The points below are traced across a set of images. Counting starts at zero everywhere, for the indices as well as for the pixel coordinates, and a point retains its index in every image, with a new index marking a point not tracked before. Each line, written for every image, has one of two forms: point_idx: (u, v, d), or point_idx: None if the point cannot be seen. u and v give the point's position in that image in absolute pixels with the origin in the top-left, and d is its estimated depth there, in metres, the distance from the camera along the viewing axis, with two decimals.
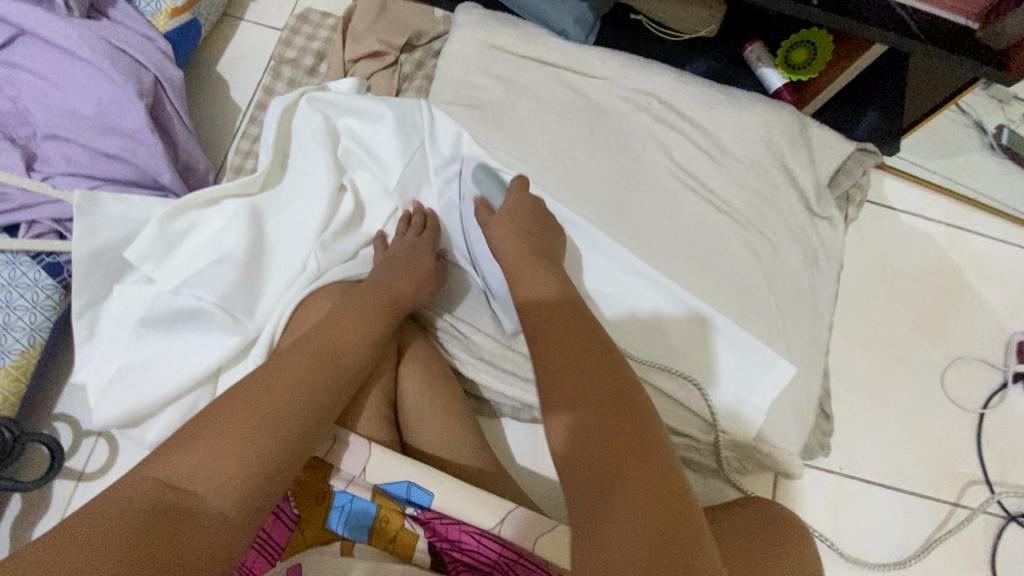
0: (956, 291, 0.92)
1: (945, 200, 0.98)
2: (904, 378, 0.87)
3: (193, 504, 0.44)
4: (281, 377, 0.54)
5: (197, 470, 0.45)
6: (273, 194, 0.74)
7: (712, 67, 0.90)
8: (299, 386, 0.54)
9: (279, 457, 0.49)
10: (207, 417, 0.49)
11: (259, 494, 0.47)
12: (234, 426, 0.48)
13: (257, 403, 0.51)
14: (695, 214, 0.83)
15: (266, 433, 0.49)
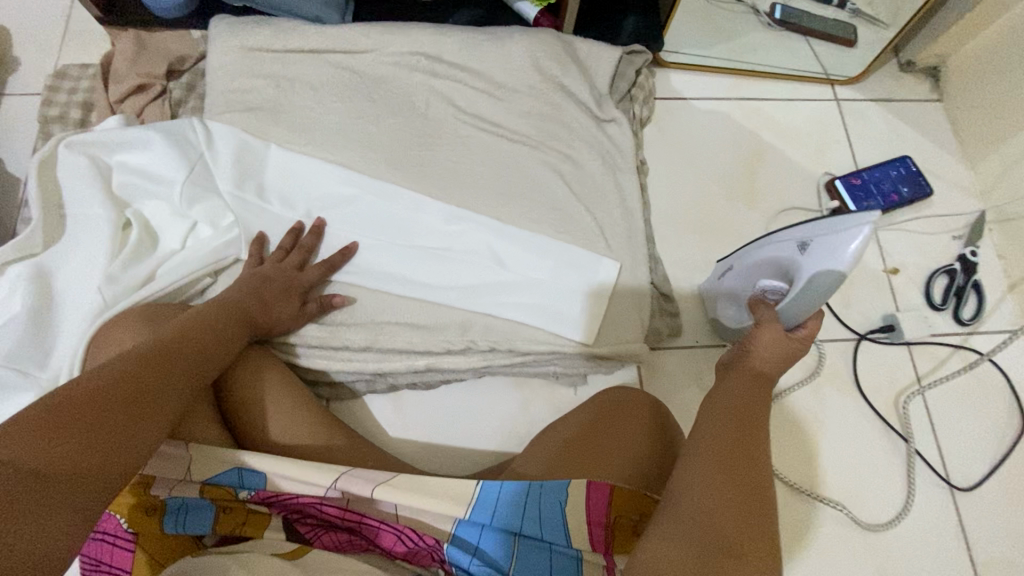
0: (761, 154, 0.99)
1: (731, 79, 1.05)
2: (735, 242, 0.92)
3: (59, 481, 0.43)
4: (145, 374, 0.52)
5: (60, 452, 0.44)
6: (56, 247, 0.72)
7: (474, 15, 0.93)
8: (160, 370, 0.54)
9: (147, 438, 0.50)
10: (66, 399, 0.46)
11: (116, 484, 0.47)
12: (96, 409, 0.47)
13: (116, 387, 0.49)
14: (494, 151, 0.85)
15: (129, 425, 0.49)
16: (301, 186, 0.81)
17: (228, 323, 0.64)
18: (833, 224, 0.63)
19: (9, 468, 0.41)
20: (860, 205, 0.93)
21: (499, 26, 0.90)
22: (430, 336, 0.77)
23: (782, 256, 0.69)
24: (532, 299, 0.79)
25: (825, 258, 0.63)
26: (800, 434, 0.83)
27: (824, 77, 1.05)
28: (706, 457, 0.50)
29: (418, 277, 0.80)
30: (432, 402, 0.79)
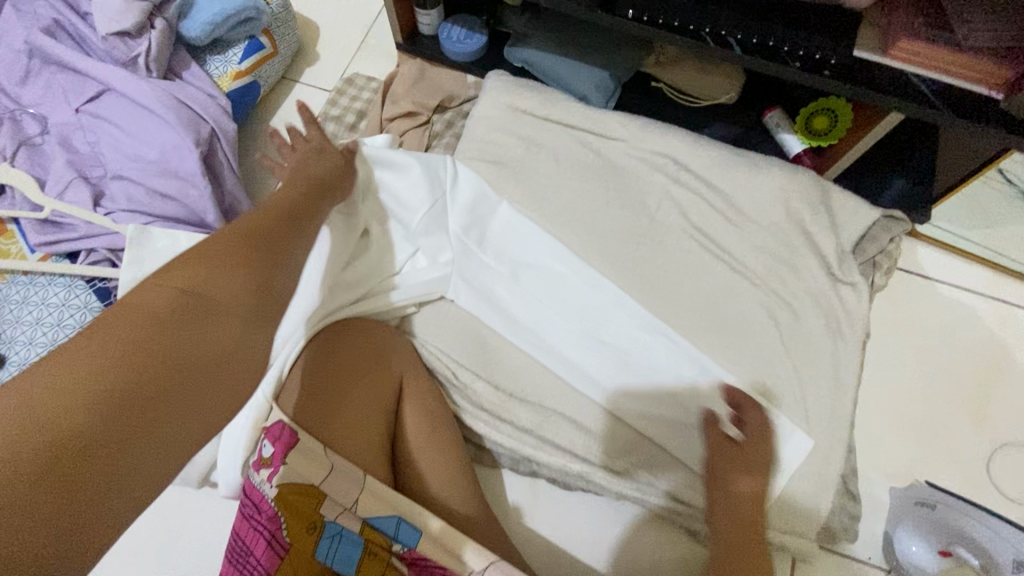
0: (1003, 370, 0.85)
1: (991, 271, 0.92)
2: (945, 459, 0.80)
3: (210, 305, 0.45)
4: (228, 232, 0.50)
5: (209, 280, 0.46)
6: None
7: (731, 131, 0.91)
8: (278, 216, 0.56)
9: (280, 253, 0.52)
10: (192, 252, 0.47)
11: (254, 316, 0.47)
12: (237, 252, 0.49)
13: (245, 232, 0.52)
14: (711, 274, 0.82)
15: (238, 267, 0.48)
16: (516, 249, 0.83)
17: (294, 191, 0.61)
18: None
19: (168, 295, 0.43)
20: None
21: (756, 152, 0.88)
22: (592, 442, 0.75)
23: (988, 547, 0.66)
24: (707, 444, 0.74)
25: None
26: None
27: None
28: None
29: (598, 375, 0.77)
30: (565, 504, 0.77)
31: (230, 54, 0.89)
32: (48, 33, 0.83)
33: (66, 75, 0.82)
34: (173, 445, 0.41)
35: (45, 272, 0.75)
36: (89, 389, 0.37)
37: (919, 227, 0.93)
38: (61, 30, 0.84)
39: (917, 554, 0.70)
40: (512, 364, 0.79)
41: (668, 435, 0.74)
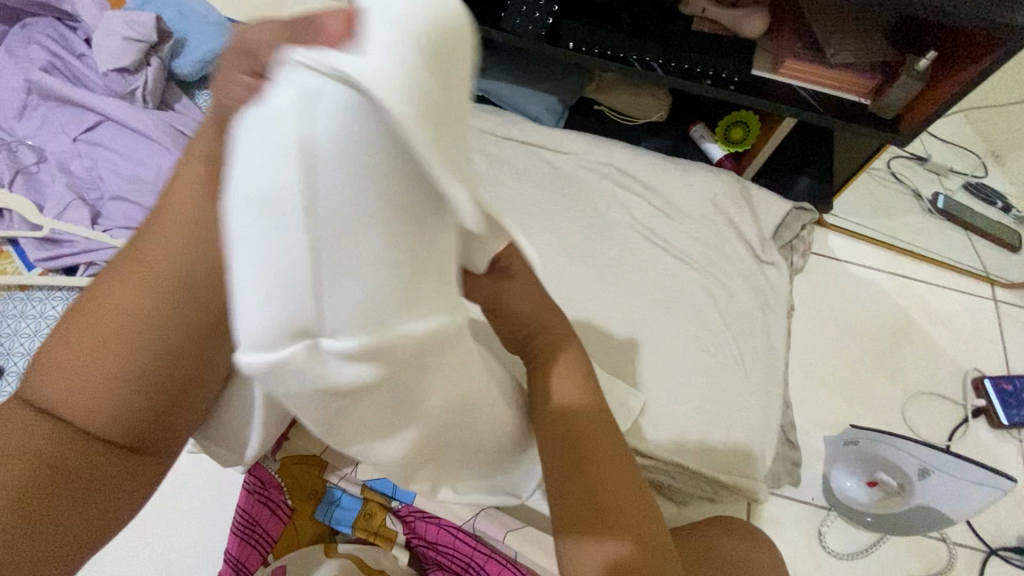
0: (908, 332, 1.00)
1: (890, 252, 1.09)
2: (868, 409, 0.92)
3: (88, 432, 0.41)
4: (118, 320, 0.40)
5: (75, 405, 0.40)
6: None
7: (665, 144, 1.06)
8: (175, 288, 0.39)
9: (171, 345, 0.41)
10: (61, 350, 0.40)
11: (155, 420, 0.43)
12: (98, 360, 0.39)
13: (110, 323, 0.40)
14: (656, 262, 0.94)
15: (126, 380, 0.40)
16: None
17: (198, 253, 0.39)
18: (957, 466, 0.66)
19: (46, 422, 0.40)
20: (1007, 411, 0.92)
21: (686, 159, 1.02)
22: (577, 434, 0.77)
23: (904, 469, 0.72)
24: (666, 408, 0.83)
25: (942, 488, 0.68)
26: None
27: (984, 276, 1.07)
28: None
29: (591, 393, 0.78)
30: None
31: None
32: (46, 72, 0.90)
33: (64, 109, 0.89)
34: (102, 513, 0.43)
35: (43, 287, 0.80)
36: None
37: (827, 218, 1.10)
38: (57, 70, 0.91)
39: (851, 489, 0.81)
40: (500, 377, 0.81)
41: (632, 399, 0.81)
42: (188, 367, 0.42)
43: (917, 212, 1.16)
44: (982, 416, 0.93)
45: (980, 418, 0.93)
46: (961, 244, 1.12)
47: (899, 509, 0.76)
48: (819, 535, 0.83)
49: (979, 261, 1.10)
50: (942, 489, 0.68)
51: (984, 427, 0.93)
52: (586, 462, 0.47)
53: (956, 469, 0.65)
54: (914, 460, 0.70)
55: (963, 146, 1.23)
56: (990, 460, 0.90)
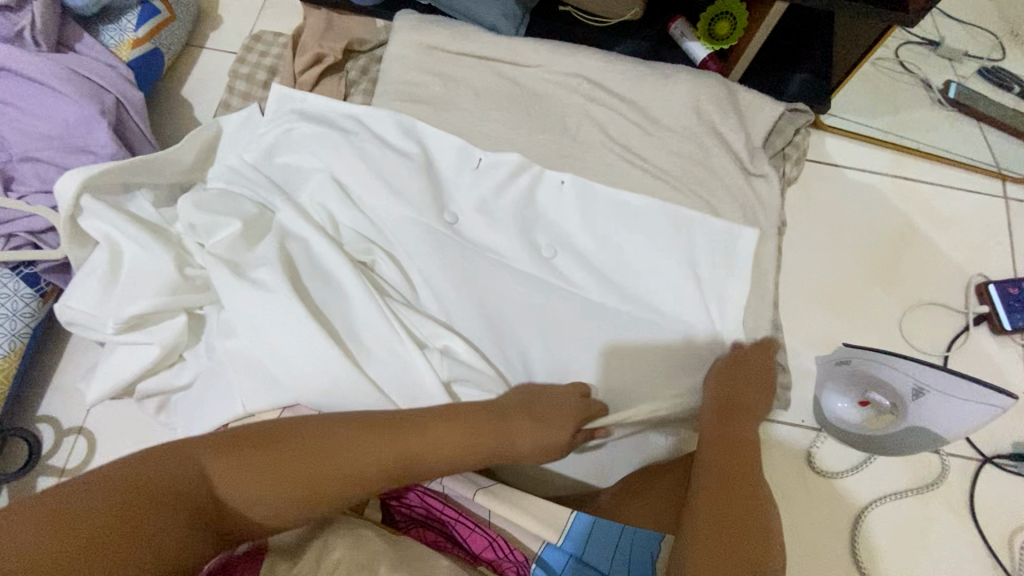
0: (909, 240, 0.93)
1: (893, 153, 0.99)
2: (861, 325, 0.88)
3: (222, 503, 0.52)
4: (367, 454, 0.56)
5: (231, 481, 0.52)
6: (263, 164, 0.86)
7: (641, 46, 0.94)
8: (275, 486, 0.53)
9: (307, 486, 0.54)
10: (264, 437, 0.55)
11: (310, 500, 0.54)
12: (272, 467, 0.53)
13: (306, 457, 0.55)
14: (636, 183, 0.85)
15: (273, 492, 0.53)
16: (456, 186, 0.86)
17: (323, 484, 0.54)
18: (953, 385, 0.64)
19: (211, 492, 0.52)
20: (1012, 316, 0.86)
21: (665, 62, 0.91)
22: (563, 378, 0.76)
23: (894, 388, 0.70)
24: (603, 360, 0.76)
25: (946, 407, 0.66)
26: (902, 544, 0.79)
27: (996, 171, 0.98)
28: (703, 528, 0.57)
29: None
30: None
31: (125, 22, 0.87)
32: None
33: None
34: (314, 488, 0.54)
35: None
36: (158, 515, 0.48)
37: (825, 119, 0.99)
38: None
39: (841, 410, 0.77)
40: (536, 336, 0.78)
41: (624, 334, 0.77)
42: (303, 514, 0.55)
43: (927, 104, 1.05)
44: (984, 323, 0.88)
45: (981, 326, 0.88)
46: (973, 138, 1.02)
47: (884, 437, 0.74)
48: (809, 456, 0.82)
49: (992, 156, 1.00)
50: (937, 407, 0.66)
51: (985, 334, 0.88)
52: (745, 526, 0.57)
53: (954, 386, 0.64)
54: (909, 378, 0.68)
55: (980, 25, 1.10)
56: (990, 369, 0.86)
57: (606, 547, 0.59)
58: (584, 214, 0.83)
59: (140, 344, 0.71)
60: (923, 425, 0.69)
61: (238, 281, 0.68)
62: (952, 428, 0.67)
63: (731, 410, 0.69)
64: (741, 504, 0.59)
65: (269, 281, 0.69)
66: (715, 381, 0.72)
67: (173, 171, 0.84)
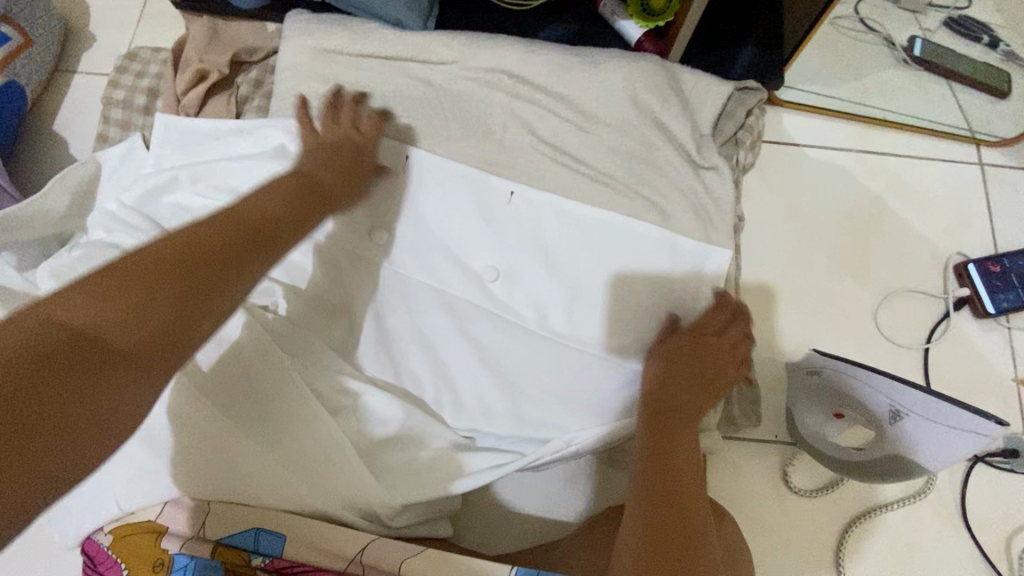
0: (880, 221, 0.85)
1: (857, 125, 0.90)
2: (834, 322, 0.80)
3: (98, 332, 0.42)
4: (224, 241, 0.50)
5: (103, 320, 0.42)
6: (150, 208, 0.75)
7: (569, 30, 0.84)
8: (171, 313, 0.44)
9: (189, 334, 0.45)
10: (112, 279, 0.44)
11: (192, 326, 0.45)
12: (135, 295, 0.44)
13: (161, 267, 0.46)
14: (572, 189, 0.76)
15: (139, 314, 0.43)
16: (373, 207, 0.75)
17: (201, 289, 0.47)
18: (932, 410, 0.55)
19: (68, 326, 0.42)
20: (995, 297, 0.79)
21: (596, 47, 0.80)
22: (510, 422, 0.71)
23: (871, 408, 0.61)
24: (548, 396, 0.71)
25: (927, 431, 0.57)
26: (892, 562, 0.72)
27: (969, 136, 0.90)
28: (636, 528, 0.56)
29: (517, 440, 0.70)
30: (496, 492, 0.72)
31: None
32: None
33: None
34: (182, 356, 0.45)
35: None
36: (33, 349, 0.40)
37: (781, 94, 0.90)
38: None
39: (814, 423, 0.70)
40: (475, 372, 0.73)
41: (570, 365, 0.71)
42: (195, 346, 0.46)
43: (890, 65, 0.96)
44: (965, 307, 0.80)
45: (962, 310, 0.81)
46: (943, 100, 0.93)
47: (864, 456, 0.66)
48: (784, 473, 0.74)
49: (963, 118, 0.92)
50: (915, 435, 0.59)
51: (967, 319, 0.80)
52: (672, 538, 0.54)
53: (932, 412, 0.55)
54: (886, 399, 0.59)
55: None
56: (975, 357, 0.79)
57: None
58: (516, 230, 0.75)
59: None
60: (903, 447, 0.61)
61: None
62: (937, 453, 0.58)
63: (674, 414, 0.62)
64: (680, 534, 0.55)
65: None
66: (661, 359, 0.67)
67: (44, 228, 0.74)
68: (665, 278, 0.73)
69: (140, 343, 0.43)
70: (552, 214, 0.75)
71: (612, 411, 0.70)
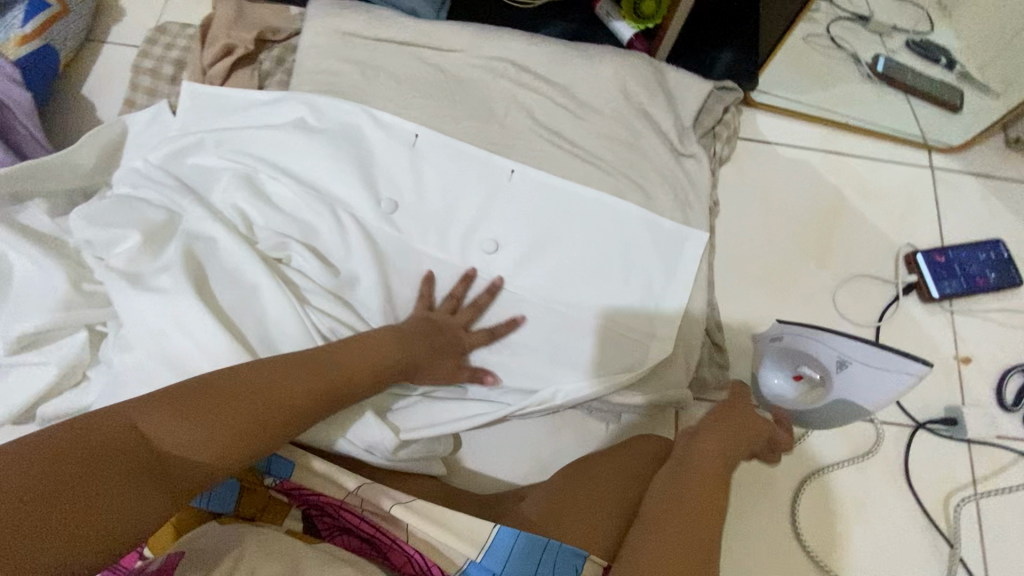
0: (840, 213, 0.94)
1: (823, 128, 1.00)
2: (797, 300, 0.89)
3: (166, 471, 0.49)
4: (302, 380, 0.58)
5: (174, 441, 0.49)
6: (169, 164, 0.80)
7: (568, 27, 0.92)
8: (254, 409, 0.54)
9: (253, 435, 0.53)
10: (193, 391, 0.52)
11: (261, 431, 0.54)
12: (209, 412, 0.51)
13: (235, 408, 0.53)
14: (565, 169, 0.83)
15: (213, 436, 0.51)
16: (382, 173, 0.82)
17: (274, 388, 0.55)
18: (875, 355, 0.65)
19: (145, 454, 0.48)
20: (939, 283, 0.88)
21: (591, 43, 0.89)
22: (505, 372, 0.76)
23: (821, 362, 0.70)
24: (537, 354, 0.77)
25: (872, 378, 0.67)
26: (843, 516, 0.79)
27: (922, 142, 1.00)
28: (661, 523, 0.57)
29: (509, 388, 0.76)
30: (484, 437, 0.78)
31: (9, 17, 0.80)
32: None
33: None
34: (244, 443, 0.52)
35: None
36: (109, 430, 0.47)
37: (756, 96, 0.99)
38: None
39: (778, 386, 0.76)
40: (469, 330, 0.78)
41: (559, 324, 0.78)
42: (258, 449, 0.53)
43: (855, 78, 1.06)
44: (913, 292, 0.89)
45: (911, 295, 0.90)
46: (900, 111, 1.03)
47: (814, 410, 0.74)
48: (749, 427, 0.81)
49: (918, 128, 1.02)
50: (859, 381, 0.68)
51: (915, 303, 0.89)
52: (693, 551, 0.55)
53: (874, 358, 0.65)
54: (834, 352, 0.68)
55: None
56: (921, 337, 0.88)
57: (526, 558, 0.57)
58: (514, 201, 0.82)
59: (34, 364, 0.66)
60: (850, 396, 0.70)
61: (137, 289, 0.64)
62: (879, 398, 0.68)
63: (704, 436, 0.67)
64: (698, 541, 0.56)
65: (169, 284, 0.65)
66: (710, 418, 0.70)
67: (73, 180, 0.79)
68: (646, 249, 0.81)
69: (207, 435, 0.50)
70: (545, 186, 0.82)
71: (591, 365, 0.77)
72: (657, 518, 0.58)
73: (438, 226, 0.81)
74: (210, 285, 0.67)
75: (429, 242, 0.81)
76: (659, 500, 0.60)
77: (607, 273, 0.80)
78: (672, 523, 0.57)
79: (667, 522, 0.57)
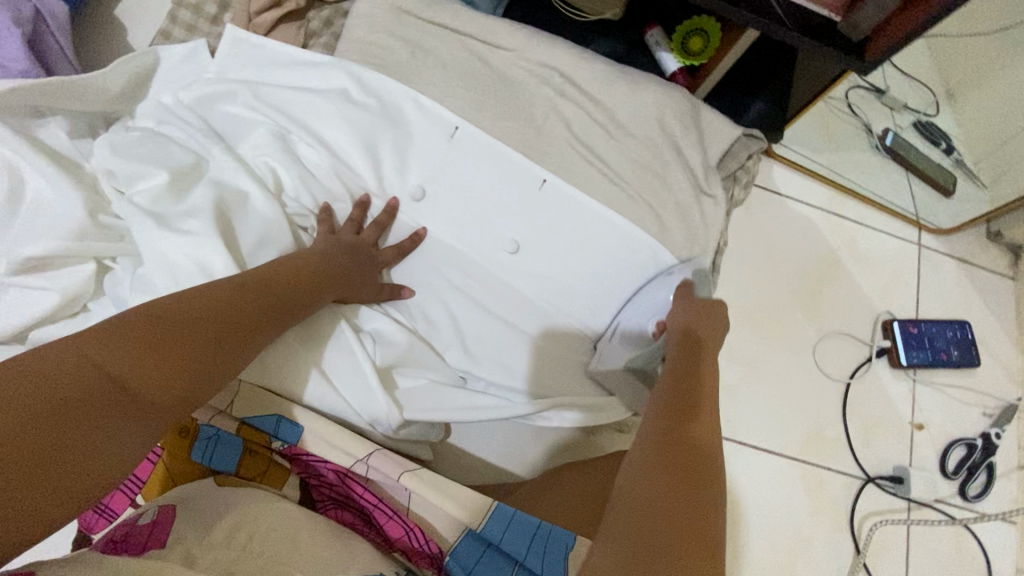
0: (832, 271, 1.00)
1: (830, 189, 1.06)
2: (780, 346, 0.95)
3: (134, 402, 0.45)
4: (251, 302, 0.57)
5: (136, 368, 0.46)
6: (202, 107, 0.78)
7: (615, 49, 0.95)
8: (211, 327, 0.52)
9: (214, 356, 0.52)
10: (150, 319, 0.49)
11: (220, 351, 0.53)
12: (170, 336, 0.49)
13: (194, 329, 0.51)
14: (593, 186, 0.85)
15: (175, 362, 0.48)
16: (416, 156, 0.83)
17: (224, 310, 0.54)
18: None
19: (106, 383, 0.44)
20: (908, 352, 0.95)
21: (636, 68, 0.91)
22: (505, 372, 0.78)
23: None
24: (535, 360, 0.79)
25: None
26: (786, 548, 0.87)
27: (914, 219, 1.06)
28: (637, 489, 0.46)
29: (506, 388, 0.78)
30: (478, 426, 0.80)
31: None
32: None
33: None
34: (207, 368, 0.51)
35: None
36: (57, 360, 0.42)
37: (775, 148, 1.04)
38: None
39: None
40: (474, 326, 0.79)
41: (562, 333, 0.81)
42: (219, 369, 0.52)
43: (864, 147, 1.12)
44: (885, 356, 0.96)
45: (882, 359, 0.96)
46: (901, 186, 1.09)
47: None
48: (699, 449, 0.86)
49: (913, 205, 1.08)
50: None
51: (885, 366, 0.96)
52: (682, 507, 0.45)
53: None
54: None
55: (924, 82, 1.16)
56: (884, 399, 0.95)
57: (523, 535, 0.60)
58: (540, 208, 0.84)
59: (37, 288, 0.64)
60: None
61: (166, 231, 0.64)
62: None
63: (695, 374, 0.59)
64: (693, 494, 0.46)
65: (198, 232, 0.64)
66: (677, 353, 0.63)
67: (96, 103, 0.75)
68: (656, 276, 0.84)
69: (169, 362, 0.48)
70: (571, 198, 0.84)
71: (585, 377, 0.80)
72: (636, 477, 0.47)
73: (464, 218, 0.83)
74: (237, 237, 0.68)
75: (452, 231, 0.83)
76: (654, 441, 0.50)
77: (615, 292, 0.83)
78: (673, 494, 0.45)
79: (645, 488, 0.46)
